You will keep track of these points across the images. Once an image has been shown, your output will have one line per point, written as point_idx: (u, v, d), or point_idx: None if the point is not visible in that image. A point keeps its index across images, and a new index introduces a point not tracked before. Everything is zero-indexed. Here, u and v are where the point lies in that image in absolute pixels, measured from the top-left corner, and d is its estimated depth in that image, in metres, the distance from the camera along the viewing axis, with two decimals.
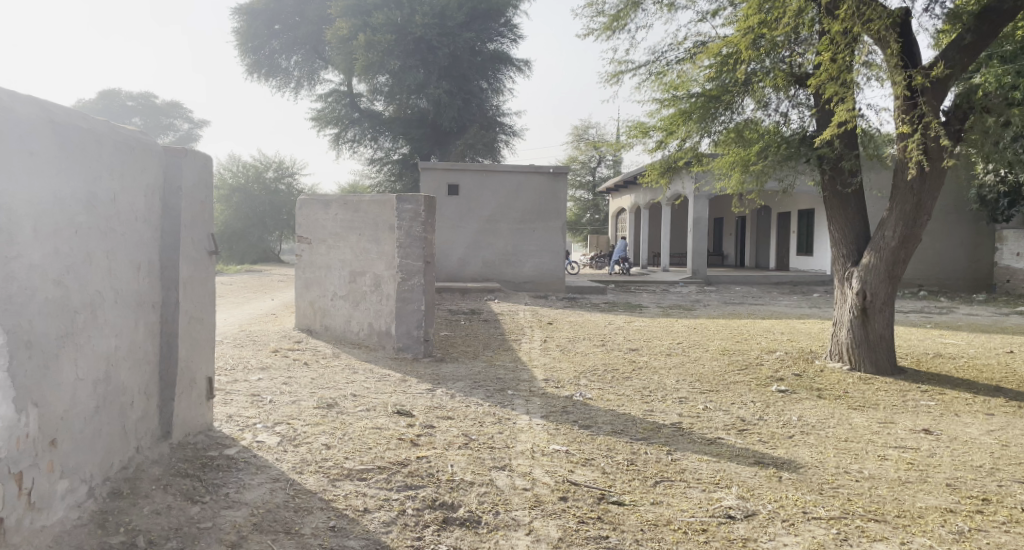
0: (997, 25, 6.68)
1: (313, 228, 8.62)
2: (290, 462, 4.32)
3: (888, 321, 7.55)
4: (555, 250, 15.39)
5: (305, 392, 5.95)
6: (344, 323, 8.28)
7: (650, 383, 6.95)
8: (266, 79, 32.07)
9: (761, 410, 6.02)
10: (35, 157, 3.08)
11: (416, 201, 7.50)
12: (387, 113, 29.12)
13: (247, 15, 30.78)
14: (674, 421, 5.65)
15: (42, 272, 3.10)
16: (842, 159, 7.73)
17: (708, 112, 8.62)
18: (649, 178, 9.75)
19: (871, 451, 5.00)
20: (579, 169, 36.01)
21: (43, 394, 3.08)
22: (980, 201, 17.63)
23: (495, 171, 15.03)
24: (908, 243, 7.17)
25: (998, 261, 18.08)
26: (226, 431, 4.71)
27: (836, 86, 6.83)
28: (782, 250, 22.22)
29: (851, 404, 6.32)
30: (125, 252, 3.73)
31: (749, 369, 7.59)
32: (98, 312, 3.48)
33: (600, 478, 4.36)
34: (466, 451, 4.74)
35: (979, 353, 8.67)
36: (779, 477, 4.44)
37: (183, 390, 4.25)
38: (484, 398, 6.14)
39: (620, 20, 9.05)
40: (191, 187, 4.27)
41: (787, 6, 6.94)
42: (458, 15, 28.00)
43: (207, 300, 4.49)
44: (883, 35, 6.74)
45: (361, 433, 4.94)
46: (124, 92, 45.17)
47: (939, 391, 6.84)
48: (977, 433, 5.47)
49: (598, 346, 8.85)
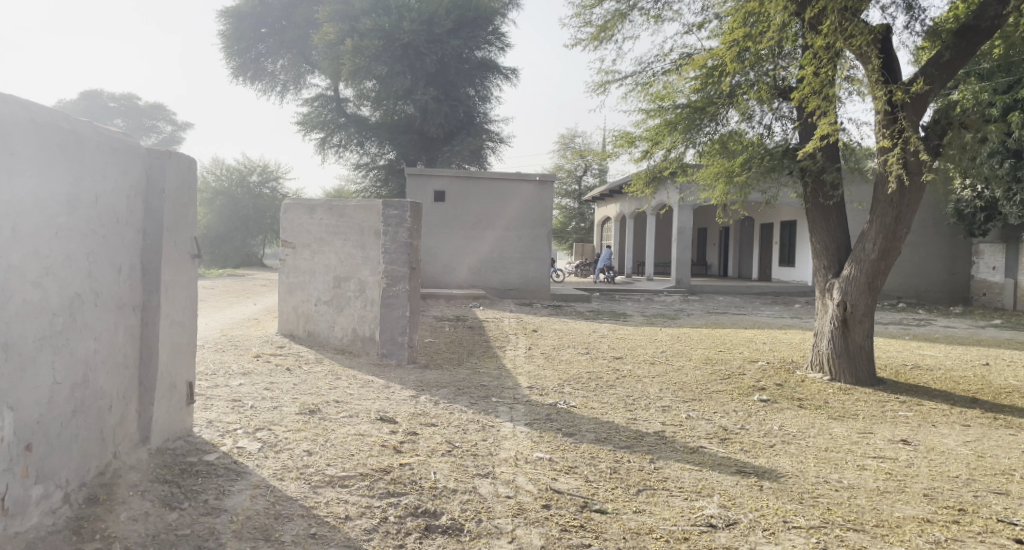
0: (974, 43, 6.80)
1: (297, 233, 8.52)
2: (270, 468, 4.29)
3: (867, 331, 7.62)
4: (540, 257, 15.42)
5: (287, 398, 5.91)
6: (327, 328, 8.24)
7: (634, 391, 6.97)
8: (252, 82, 31.92)
9: (743, 419, 6.07)
10: (15, 157, 3.06)
11: (402, 206, 7.51)
12: (374, 119, 29.04)
13: (234, 18, 30.62)
14: (657, 429, 5.69)
15: (20, 274, 3.08)
16: (823, 171, 7.83)
17: (693, 122, 8.70)
18: (635, 187, 9.79)
19: (851, 461, 5.05)
20: (566, 177, 36.35)
21: (19, 397, 3.05)
22: (958, 215, 17.79)
23: (481, 178, 15.06)
24: (887, 256, 7.28)
25: (975, 275, 18.37)
26: (206, 436, 4.66)
27: (818, 99, 6.94)
28: (765, 261, 22.37)
29: (831, 414, 6.38)
30: (106, 255, 3.70)
31: (730, 379, 7.63)
32: (77, 315, 3.44)
33: (583, 486, 4.37)
34: (448, 459, 4.73)
35: (955, 365, 8.77)
36: (760, 486, 4.48)
37: (162, 395, 4.21)
38: (468, 405, 6.14)
39: (608, 30, 9.12)
40: (174, 189, 4.24)
41: (771, 20, 7.04)
42: (447, 21, 27.94)
43: (189, 306, 4.46)
44: (863, 51, 6.87)
45: (344, 440, 4.92)
46: (107, 94, 44.78)
47: (917, 402, 6.90)
48: (954, 444, 5.55)
49: (582, 354, 8.87)
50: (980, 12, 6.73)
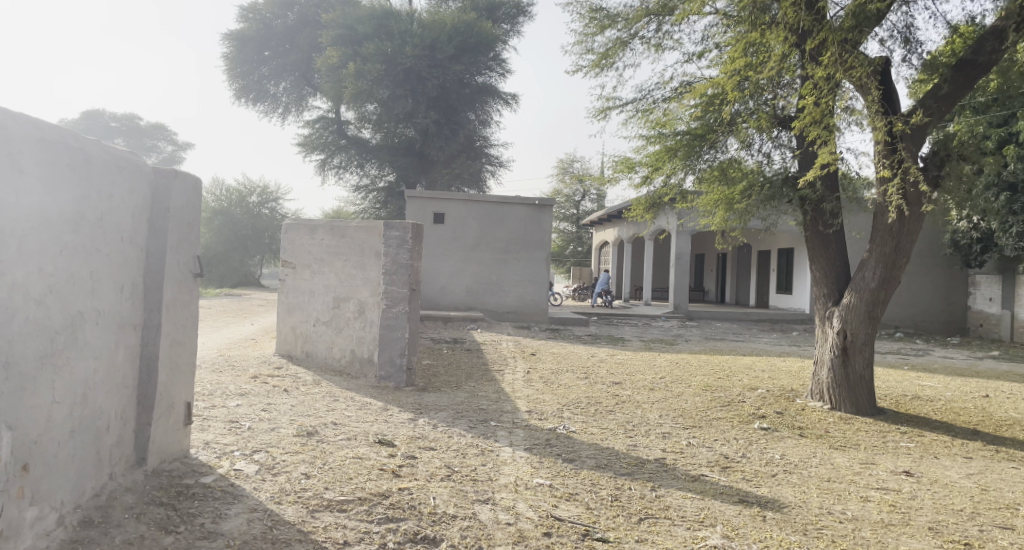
0: (972, 77, 6.86)
1: (298, 253, 8.50)
2: (268, 492, 4.24)
3: (867, 361, 7.60)
4: (538, 280, 15.38)
5: (285, 419, 5.85)
6: (326, 349, 8.19)
7: (633, 417, 6.94)
8: (254, 104, 32.02)
9: (744, 447, 6.03)
10: (23, 176, 3.06)
11: (403, 228, 7.54)
12: (374, 141, 29.20)
13: (237, 40, 30.83)
14: (658, 456, 5.63)
15: (24, 291, 3.06)
16: (823, 201, 7.89)
17: (693, 150, 8.74)
18: (635, 213, 9.81)
19: (854, 492, 5.01)
20: (564, 202, 36.53)
21: (18, 417, 3.02)
22: (955, 246, 17.90)
23: (481, 201, 15.12)
24: (887, 285, 7.29)
25: (972, 306, 18.40)
26: (203, 458, 4.61)
27: (818, 129, 6.98)
28: (762, 288, 22.40)
29: (832, 444, 6.35)
30: (109, 274, 3.68)
31: (730, 406, 7.58)
32: (78, 333, 3.42)
33: (584, 514, 4.33)
34: (448, 484, 4.68)
35: (955, 396, 8.73)
36: (763, 516, 4.43)
37: (160, 415, 4.16)
38: (467, 429, 6.10)
39: (609, 58, 9.21)
40: (179, 209, 4.22)
41: (772, 51, 7.12)
42: (448, 47, 28.08)
43: (189, 324, 4.43)
44: (863, 82, 6.94)
45: (342, 463, 4.86)
46: (109, 114, 45.05)
47: (919, 433, 6.87)
48: (957, 477, 5.51)
49: (581, 379, 8.81)
50: (979, 46, 6.80)
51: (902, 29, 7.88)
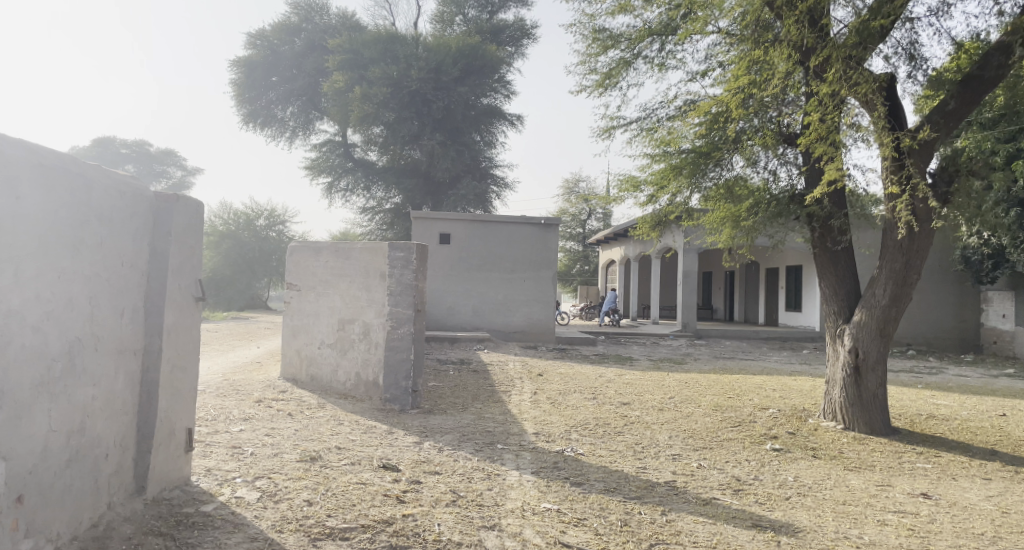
0: (979, 92, 6.78)
1: (303, 275, 8.47)
2: (269, 520, 4.15)
3: (881, 379, 7.47)
4: (545, 300, 15.29)
5: (288, 444, 5.77)
6: (330, 373, 8.10)
7: (642, 438, 6.82)
8: (262, 128, 32.24)
9: (756, 469, 5.91)
10: (20, 201, 3.02)
11: (408, 249, 7.54)
12: (381, 163, 29.55)
13: (245, 66, 31.04)
14: (668, 479, 5.52)
15: (20, 319, 3.01)
16: (831, 217, 7.79)
17: (698, 167, 8.66)
18: (641, 231, 9.74)
19: (870, 516, 4.87)
20: (570, 221, 36.45)
21: (11, 447, 2.94)
22: (966, 262, 17.82)
23: (487, 221, 15.10)
24: (898, 302, 7.17)
25: (985, 322, 18.19)
26: (204, 486, 4.52)
27: (824, 146, 6.89)
28: (771, 306, 22.25)
29: (846, 464, 6.22)
30: (108, 299, 3.63)
31: (741, 427, 7.43)
32: (77, 360, 3.36)
33: (593, 540, 4.23)
34: (452, 510, 4.58)
35: (970, 415, 8.56)
36: (778, 542, 4.31)
37: (161, 442, 4.09)
38: (474, 452, 6.01)
39: (612, 77, 9.20)
40: (181, 232, 4.18)
41: (776, 68, 7.09)
42: (453, 70, 28.32)
43: (191, 349, 4.37)
44: (869, 98, 6.84)
45: (345, 489, 4.77)
46: (119, 140, 45.46)
47: (935, 454, 6.73)
48: (977, 499, 5.37)
49: (589, 400, 8.70)
50: (984, 62, 6.73)
51: (907, 46, 7.84)
